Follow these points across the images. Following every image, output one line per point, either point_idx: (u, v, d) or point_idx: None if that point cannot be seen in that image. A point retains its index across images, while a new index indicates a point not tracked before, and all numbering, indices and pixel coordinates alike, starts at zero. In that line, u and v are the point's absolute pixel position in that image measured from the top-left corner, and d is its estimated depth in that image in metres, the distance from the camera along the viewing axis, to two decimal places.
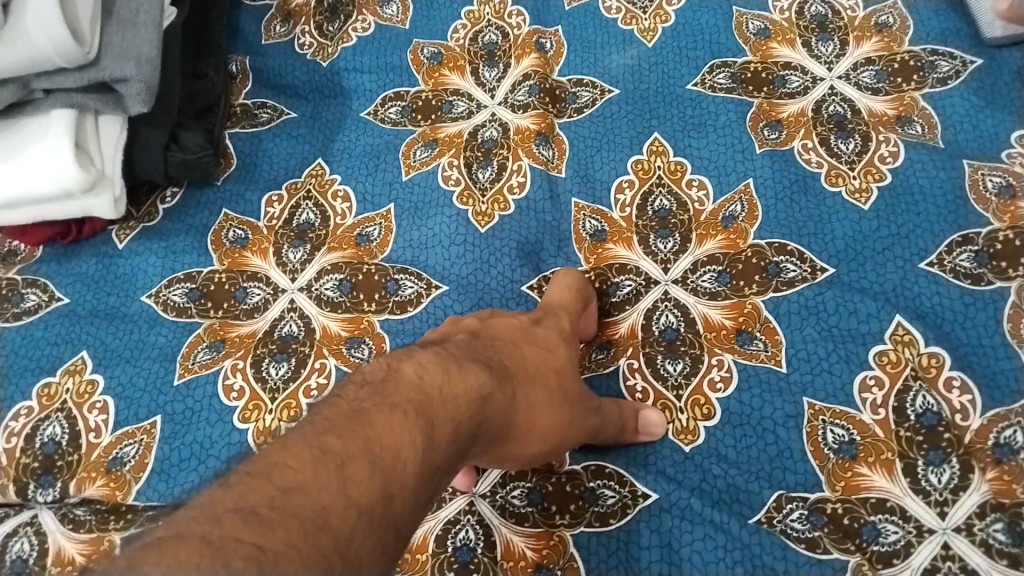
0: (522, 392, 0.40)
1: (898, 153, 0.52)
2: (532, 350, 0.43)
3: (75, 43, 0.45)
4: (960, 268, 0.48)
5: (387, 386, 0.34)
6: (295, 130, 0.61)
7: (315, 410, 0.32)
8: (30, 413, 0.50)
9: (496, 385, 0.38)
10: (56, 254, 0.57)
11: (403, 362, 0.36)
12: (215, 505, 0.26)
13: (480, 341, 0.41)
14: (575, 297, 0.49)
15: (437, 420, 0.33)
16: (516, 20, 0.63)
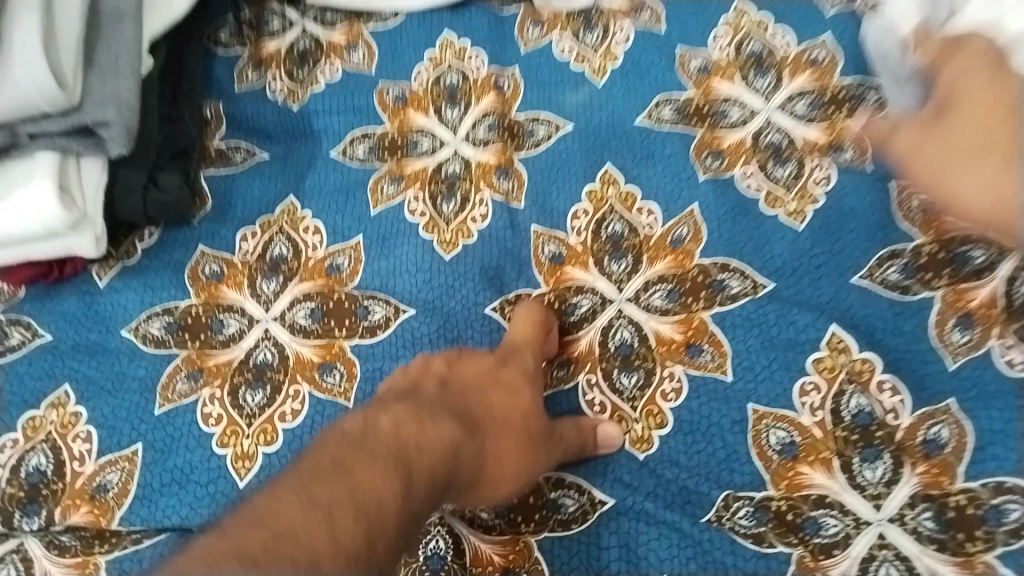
0: (493, 438, 0.45)
1: (830, 177, 0.56)
2: (498, 395, 0.47)
3: (58, 88, 0.48)
4: (889, 281, 0.52)
5: (367, 440, 0.39)
6: (267, 170, 0.64)
7: (305, 465, 0.38)
8: (15, 445, 0.52)
9: (467, 434, 0.43)
10: (39, 294, 0.59)
11: (381, 416, 0.42)
12: (217, 551, 0.33)
13: (451, 391, 0.46)
14: (536, 331, 0.51)
15: (414, 468, 0.39)
16: (475, 62, 0.67)
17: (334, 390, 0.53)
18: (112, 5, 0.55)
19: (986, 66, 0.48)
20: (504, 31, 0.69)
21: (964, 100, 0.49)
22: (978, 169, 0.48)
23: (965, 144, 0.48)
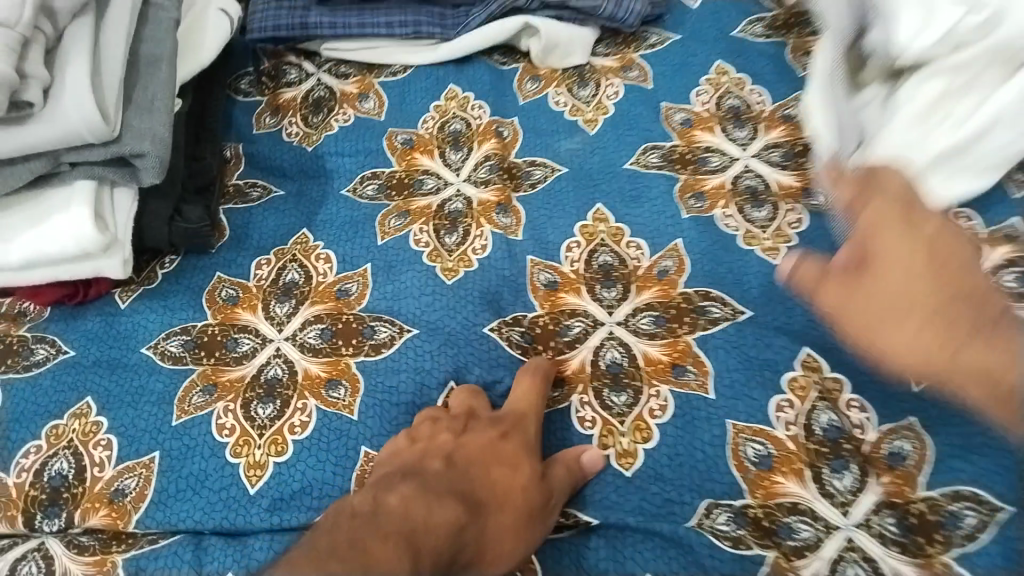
0: (497, 517, 0.47)
1: (802, 220, 0.61)
2: (499, 471, 0.49)
3: (103, 122, 0.53)
4: None
5: (376, 518, 0.44)
6: (283, 205, 0.69)
7: (320, 545, 0.43)
8: (38, 451, 0.55)
9: (470, 515, 0.46)
10: (64, 314, 0.63)
11: (390, 495, 0.46)
12: None
13: (455, 469, 0.49)
14: (537, 399, 0.54)
15: (422, 547, 0.42)
16: (478, 112, 0.73)
17: (339, 403, 0.56)
18: (151, 50, 0.61)
19: (899, 224, 0.47)
20: (504, 87, 0.76)
21: (882, 259, 0.46)
22: (913, 325, 0.44)
23: (887, 302, 0.45)
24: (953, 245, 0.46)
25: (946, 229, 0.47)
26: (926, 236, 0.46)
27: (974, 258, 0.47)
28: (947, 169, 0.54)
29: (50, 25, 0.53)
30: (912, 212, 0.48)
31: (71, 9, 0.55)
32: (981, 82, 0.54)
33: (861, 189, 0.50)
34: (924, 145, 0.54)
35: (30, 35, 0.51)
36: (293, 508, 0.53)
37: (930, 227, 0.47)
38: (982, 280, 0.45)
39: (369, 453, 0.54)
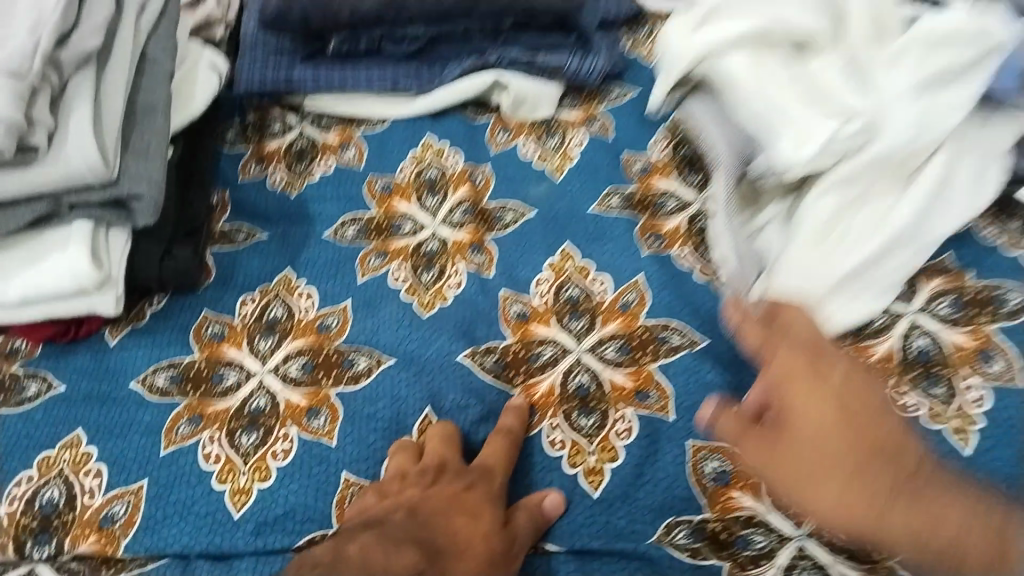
0: (456, 562, 0.50)
1: None
2: (459, 523, 0.53)
3: (103, 164, 0.58)
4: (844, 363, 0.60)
5: (336, 566, 0.48)
6: (267, 248, 0.72)
7: None
8: (31, 480, 0.57)
9: (428, 562, 0.49)
10: (55, 352, 0.65)
11: (350, 545, 0.50)
12: None
13: (418, 519, 0.52)
14: (506, 457, 0.57)
15: None
16: (452, 160, 0.78)
17: (319, 431, 0.59)
18: (146, 100, 0.66)
19: (809, 379, 0.51)
20: (477, 137, 0.81)
21: (799, 415, 0.50)
22: (835, 481, 0.48)
23: (810, 462, 0.49)
24: (860, 391, 0.51)
25: (852, 377, 0.52)
26: (835, 387, 0.51)
27: (881, 396, 0.51)
28: (842, 293, 0.61)
29: (56, 75, 0.59)
30: (820, 361, 0.52)
31: (75, 61, 0.60)
32: (861, 204, 0.63)
33: (775, 338, 0.54)
34: (820, 273, 0.61)
35: (37, 85, 0.57)
36: (277, 531, 0.55)
37: (838, 374, 0.51)
38: (889, 419, 0.50)
39: (349, 479, 0.57)
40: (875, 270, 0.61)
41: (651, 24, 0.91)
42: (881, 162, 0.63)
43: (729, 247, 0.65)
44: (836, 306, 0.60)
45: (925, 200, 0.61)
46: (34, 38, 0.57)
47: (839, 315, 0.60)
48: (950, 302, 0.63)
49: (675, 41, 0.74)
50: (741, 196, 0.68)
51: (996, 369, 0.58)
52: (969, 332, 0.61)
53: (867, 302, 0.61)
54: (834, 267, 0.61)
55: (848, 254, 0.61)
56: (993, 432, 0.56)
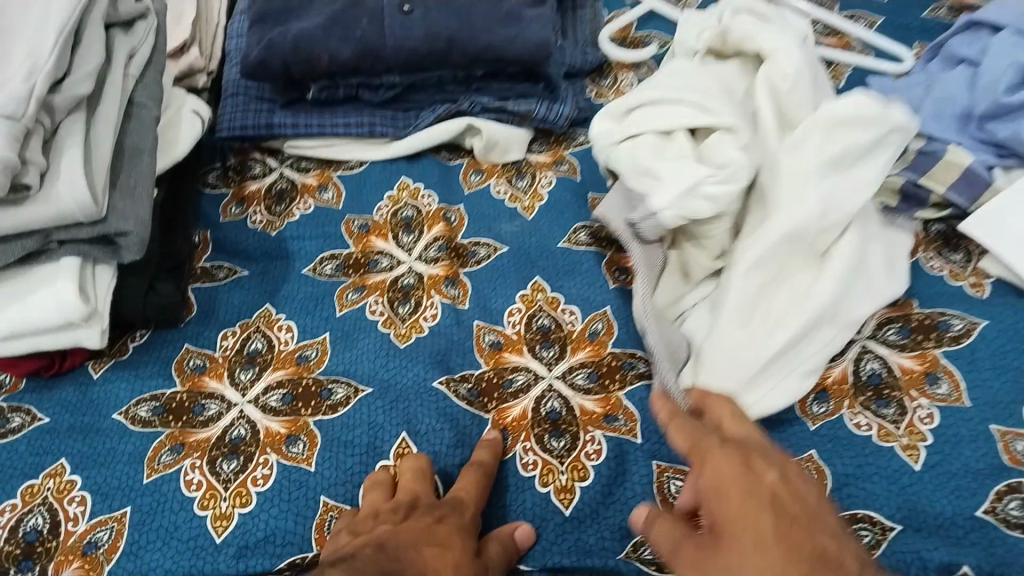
0: None
1: None
2: (430, 553, 0.52)
3: (93, 202, 0.61)
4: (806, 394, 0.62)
5: None
6: (248, 285, 0.75)
7: None
8: (14, 509, 0.58)
9: None
10: (38, 385, 0.67)
11: None
12: None
13: (386, 554, 0.51)
14: (478, 492, 0.58)
15: None
16: (427, 201, 0.82)
17: (298, 457, 0.61)
18: (134, 143, 0.69)
19: (742, 485, 0.49)
20: (452, 178, 0.85)
21: (735, 524, 0.48)
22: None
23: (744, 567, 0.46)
24: (796, 495, 0.49)
25: (788, 479, 0.50)
26: (768, 492, 0.48)
27: (819, 500, 0.49)
28: (764, 381, 0.60)
29: (49, 119, 0.62)
30: (753, 465, 0.50)
31: (67, 106, 0.64)
32: (780, 286, 0.62)
33: (709, 441, 0.52)
34: (743, 357, 0.59)
35: (32, 127, 0.60)
36: (258, 554, 0.57)
37: (770, 476, 0.49)
38: (830, 523, 0.48)
39: (328, 502, 0.59)
40: (794, 357, 0.61)
41: (613, 75, 0.96)
42: (794, 244, 0.61)
43: (654, 339, 0.64)
44: (759, 394, 0.60)
45: (841, 278, 0.61)
46: (29, 83, 0.60)
47: (761, 402, 0.60)
48: (897, 329, 0.66)
49: (600, 128, 0.72)
50: (664, 285, 0.69)
51: (942, 392, 0.62)
52: (917, 356, 0.64)
53: (790, 391, 0.60)
54: (754, 358, 0.59)
55: (766, 344, 0.60)
56: (939, 449, 0.59)
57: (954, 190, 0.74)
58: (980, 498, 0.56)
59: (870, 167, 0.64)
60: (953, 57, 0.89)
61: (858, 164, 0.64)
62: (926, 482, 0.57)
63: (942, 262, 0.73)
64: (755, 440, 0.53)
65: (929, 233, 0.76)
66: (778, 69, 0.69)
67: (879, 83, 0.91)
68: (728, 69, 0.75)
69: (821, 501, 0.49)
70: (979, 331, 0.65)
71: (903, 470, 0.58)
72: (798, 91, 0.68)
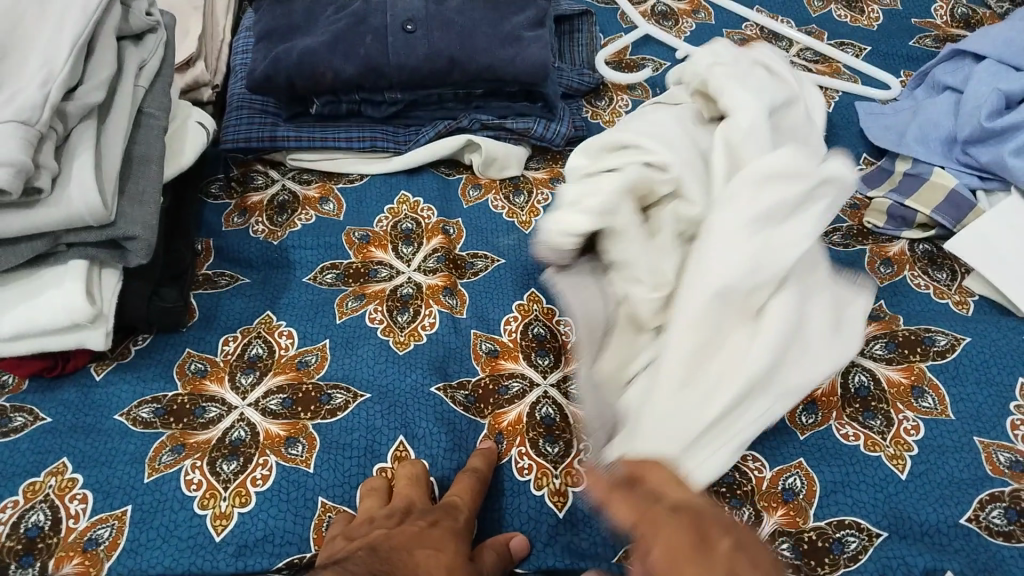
0: None
1: None
2: (425, 552, 0.53)
3: (103, 207, 0.62)
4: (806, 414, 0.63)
5: None
6: (249, 292, 0.76)
7: None
8: (15, 505, 0.58)
9: None
10: (40, 386, 0.68)
11: None
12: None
13: (378, 555, 0.51)
14: (473, 498, 0.59)
15: None
16: (427, 214, 0.84)
17: (297, 459, 0.62)
18: (142, 152, 0.71)
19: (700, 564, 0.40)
20: (450, 192, 0.87)
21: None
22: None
23: None
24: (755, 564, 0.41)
25: (742, 550, 0.41)
26: (723, 566, 0.40)
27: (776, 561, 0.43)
28: (695, 451, 0.56)
29: (62, 125, 0.64)
30: (705, 538, 0.42)
31: (80, 113, 0.65)
32: (713, 349, 0.55)
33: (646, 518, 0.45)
34: (670, 429, 0.54)
35: (45, 132, 0.61)
36: (257, 553, 0.58)
37: (723, 547, 0.41)
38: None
39: (326, 504, 0.60)
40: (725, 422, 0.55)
41: (608, 96, 0.99)
42: (724, 305, 0.55)
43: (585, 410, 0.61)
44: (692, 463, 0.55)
45: (776, 340, 0.54)
46: (44, 91, 0.62)
47: (701, 468, 0.56)
48: (883, 344, 0.68)
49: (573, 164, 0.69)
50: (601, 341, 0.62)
51: (927, 404, 0.63)
52: (903, 369, 0.66)
53: (719, 463, 0.56)
54: (681, 433, 0.54)
55: (694, 418, 0.55)
56: (924, 458, 0.60)
57: (940, 211, 0.78)
58: (963, 506, 0.57)
59: (808, 216, 0.58)
60: (937, 85, 0.92)
61: (799, 214, 0.58)
62: (912, 490, 0.59)
63: (928, 281, 0.75)
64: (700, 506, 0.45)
65: (915, 252, 0.78)
66: (732, 120, 0.65)
67: (866, 108, 0.93)
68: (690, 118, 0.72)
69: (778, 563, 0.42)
70: (963, 347, 0.67)
71: (890, 479, 0.59)
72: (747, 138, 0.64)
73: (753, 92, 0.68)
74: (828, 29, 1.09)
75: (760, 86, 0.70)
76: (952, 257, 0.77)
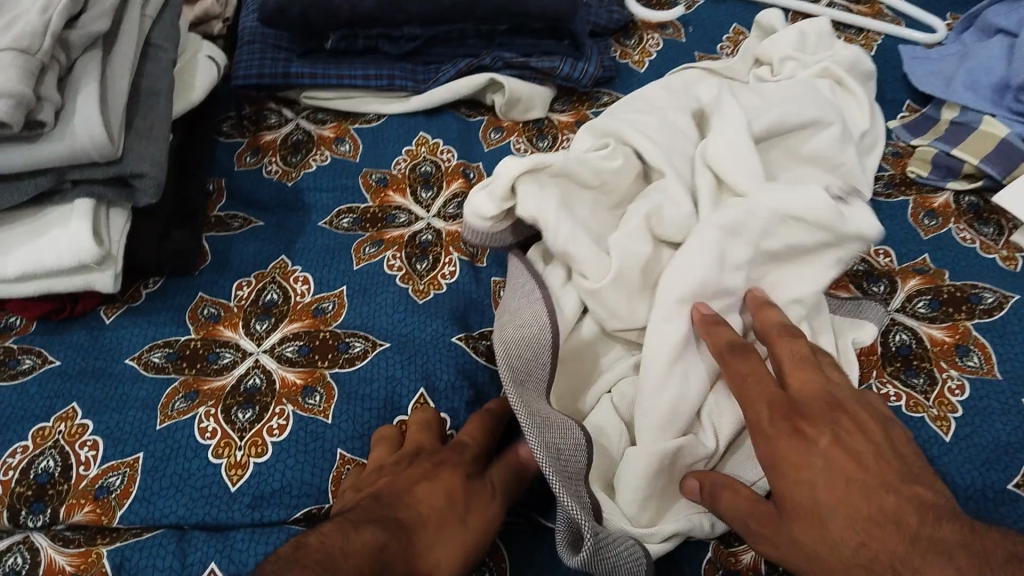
0: (421, 536, 0.47)
1: None
2: (426, 488, 0.51)
3: (108, 142, 0.59)
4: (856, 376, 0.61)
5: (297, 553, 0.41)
6: (262, 234, 0.74)
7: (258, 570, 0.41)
8: (25, 450, 0.57)
9: (389, 533, 0.46)
10: (49, 329, 0.66)
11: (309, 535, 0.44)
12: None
13: (380, 500, 0.49)
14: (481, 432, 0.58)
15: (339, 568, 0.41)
16: (447, 156, 0.81)
17: (315, 408, 0.59)
18: (150, 85, 0.68)
19: (796, 449, 0.46)
20: (471, 135, 0.84)
21: (798, 491, 0.45)
22: (841, 553, 0.42)
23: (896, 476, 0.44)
24: (853, 451, 0.45)
25: (842, 441, 0.46)
26: (828, 450, 0.45)
27: (886, 438, 0.47)
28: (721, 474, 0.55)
29: (64, 55, 0.60)
30: (805, 432, 0.47)
31: (83, 43, 0.62)
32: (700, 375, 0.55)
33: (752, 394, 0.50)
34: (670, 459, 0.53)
35: (47, 62, 0.58)
36: (273, 504, 0.55)
37: (824, 440, 0.46)
38: (907, 458, 0.46)
39: (345, 456, 0.58)
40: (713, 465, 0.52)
41: (638, 34, 0.94)
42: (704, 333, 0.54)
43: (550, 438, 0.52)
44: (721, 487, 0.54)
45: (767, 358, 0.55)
46: (45, 18, 0.58)
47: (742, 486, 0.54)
48: (927, 301, 0.65)
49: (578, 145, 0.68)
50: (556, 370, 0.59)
51: (974, 363, 0.61)
52: (948, 327, 0.63)
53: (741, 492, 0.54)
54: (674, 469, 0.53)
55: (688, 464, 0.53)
56: (969, 420, 0.58)
57: (988, 161, 0.73)
58: (1011, 471, 0.55)
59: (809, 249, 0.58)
60: (989, 28, 0.86)
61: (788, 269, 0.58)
62: (956, 454, 0.56)
63: (974, 235, 0.72)
64: (813, 391, 0.49)
65: (961, 204, 0.74)
66: (724, 130, 0.65)
67: (911, 52, 0.88)
68: (681, 114, 0.69)
69: (886, 428, 0.47)
70: (1012, 304, 0.64)
71: (933, 441, 0.57)
72: (739, 154, 0.62)
73: (774, 105, 0.69)
74: None
75: (790, 98, 0.70)
76: (999, 211, 0.73)
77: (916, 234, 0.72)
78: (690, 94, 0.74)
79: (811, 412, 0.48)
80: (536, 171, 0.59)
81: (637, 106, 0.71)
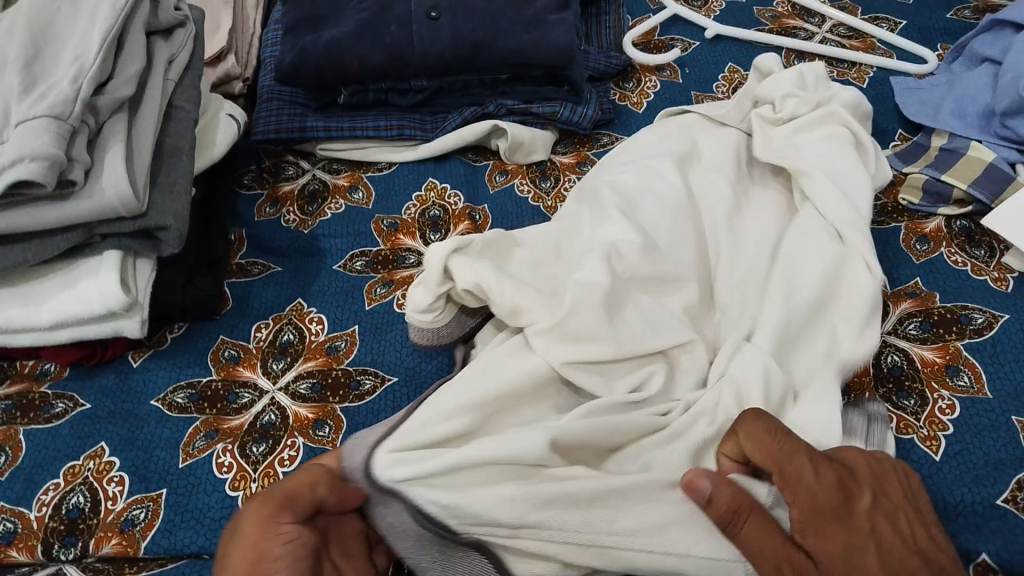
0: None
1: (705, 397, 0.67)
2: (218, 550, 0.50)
3: (134, 197, 0.64)
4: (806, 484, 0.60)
5: None
6: (280, 280, 0.78)
7: None
8: (57, 487, 0.60)
9: None
10: (80, 373, 0.70)
11: None
12: None
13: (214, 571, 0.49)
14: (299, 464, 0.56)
15: None
16: (454, 200, 0.85)
17: (324, 440, 0.63)
18: (173, 143, 0.73)
19: (840, 514, 0.47)
20: (477, 179, 0.88)
21: (841, 552, 0.46)
22: None
23: (918, 538, 0.48)
24: (889, 515, 0.48)
25: (879, 503, 0.48)
26: (870, 518, 0.48)
27: (907, 492, 0.50)
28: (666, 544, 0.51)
29: (94, 119, 0.65)
30: (847, 493, 0.48)
31: (111, 106, 0.67)
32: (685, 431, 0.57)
33: (787, 442, 0.49)
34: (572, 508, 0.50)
35: (78, 126, 0.63)
36: None
37: (866, 501, 0.48)
38: (924, 513, 0.50)
39: None
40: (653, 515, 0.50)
41: (637, 77, 0.98)
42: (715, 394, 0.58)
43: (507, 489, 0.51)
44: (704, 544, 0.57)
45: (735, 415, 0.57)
46: (76, 86, 0.63)
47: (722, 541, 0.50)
48: (917, 323, 0.67)
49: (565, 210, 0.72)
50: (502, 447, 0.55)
51: (963, 383, 0.62)
52: (938, 348, 0.65)
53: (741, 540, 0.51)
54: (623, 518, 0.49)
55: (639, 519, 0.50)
56: (959, 437, 0.59)
57: (977, 186, 0.76)
58: (1000, 486, 0.56)
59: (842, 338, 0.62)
60: (976, 57, 0.89)
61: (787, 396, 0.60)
62: (946, 471, 0.58)
63: (965, 258, 0.74)
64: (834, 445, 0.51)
65: (953, 228, 0.76)
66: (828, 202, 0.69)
67: (903, 82, 0.91)
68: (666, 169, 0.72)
69: (903, 481, 0.51)
70: (1001, 324, 0.66)
71: (923, 460, 0.58)
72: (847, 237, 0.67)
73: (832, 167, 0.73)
74: (862, 4, 1.06)
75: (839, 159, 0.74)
76: (989, 234, 0.75)
77: (908, 258, 0.74)
78: (685, 139, 0.78)
79: (846, 470, 0.49)
80: (463, 249, 0.61)
81: (627, 158, 0.77)
